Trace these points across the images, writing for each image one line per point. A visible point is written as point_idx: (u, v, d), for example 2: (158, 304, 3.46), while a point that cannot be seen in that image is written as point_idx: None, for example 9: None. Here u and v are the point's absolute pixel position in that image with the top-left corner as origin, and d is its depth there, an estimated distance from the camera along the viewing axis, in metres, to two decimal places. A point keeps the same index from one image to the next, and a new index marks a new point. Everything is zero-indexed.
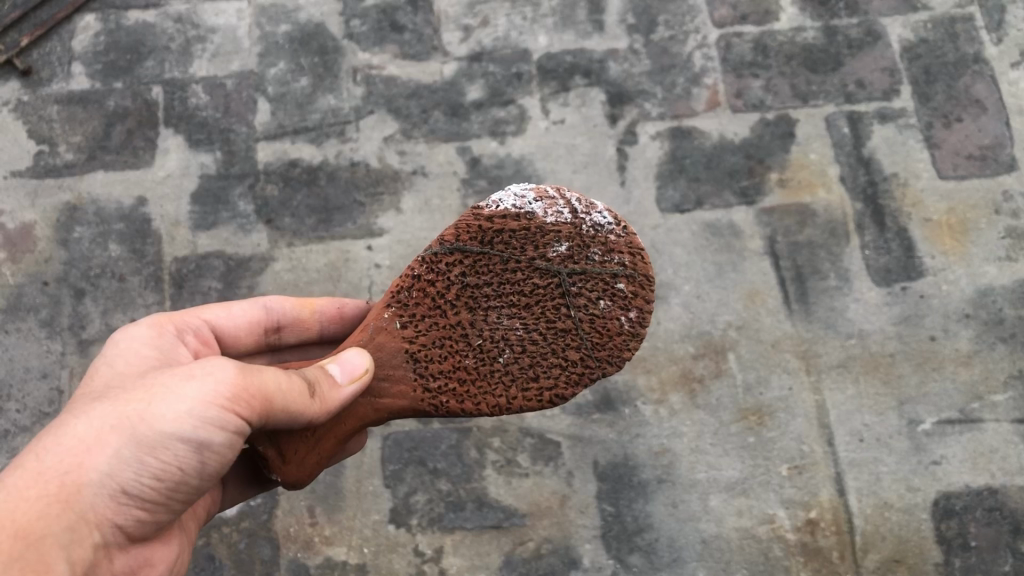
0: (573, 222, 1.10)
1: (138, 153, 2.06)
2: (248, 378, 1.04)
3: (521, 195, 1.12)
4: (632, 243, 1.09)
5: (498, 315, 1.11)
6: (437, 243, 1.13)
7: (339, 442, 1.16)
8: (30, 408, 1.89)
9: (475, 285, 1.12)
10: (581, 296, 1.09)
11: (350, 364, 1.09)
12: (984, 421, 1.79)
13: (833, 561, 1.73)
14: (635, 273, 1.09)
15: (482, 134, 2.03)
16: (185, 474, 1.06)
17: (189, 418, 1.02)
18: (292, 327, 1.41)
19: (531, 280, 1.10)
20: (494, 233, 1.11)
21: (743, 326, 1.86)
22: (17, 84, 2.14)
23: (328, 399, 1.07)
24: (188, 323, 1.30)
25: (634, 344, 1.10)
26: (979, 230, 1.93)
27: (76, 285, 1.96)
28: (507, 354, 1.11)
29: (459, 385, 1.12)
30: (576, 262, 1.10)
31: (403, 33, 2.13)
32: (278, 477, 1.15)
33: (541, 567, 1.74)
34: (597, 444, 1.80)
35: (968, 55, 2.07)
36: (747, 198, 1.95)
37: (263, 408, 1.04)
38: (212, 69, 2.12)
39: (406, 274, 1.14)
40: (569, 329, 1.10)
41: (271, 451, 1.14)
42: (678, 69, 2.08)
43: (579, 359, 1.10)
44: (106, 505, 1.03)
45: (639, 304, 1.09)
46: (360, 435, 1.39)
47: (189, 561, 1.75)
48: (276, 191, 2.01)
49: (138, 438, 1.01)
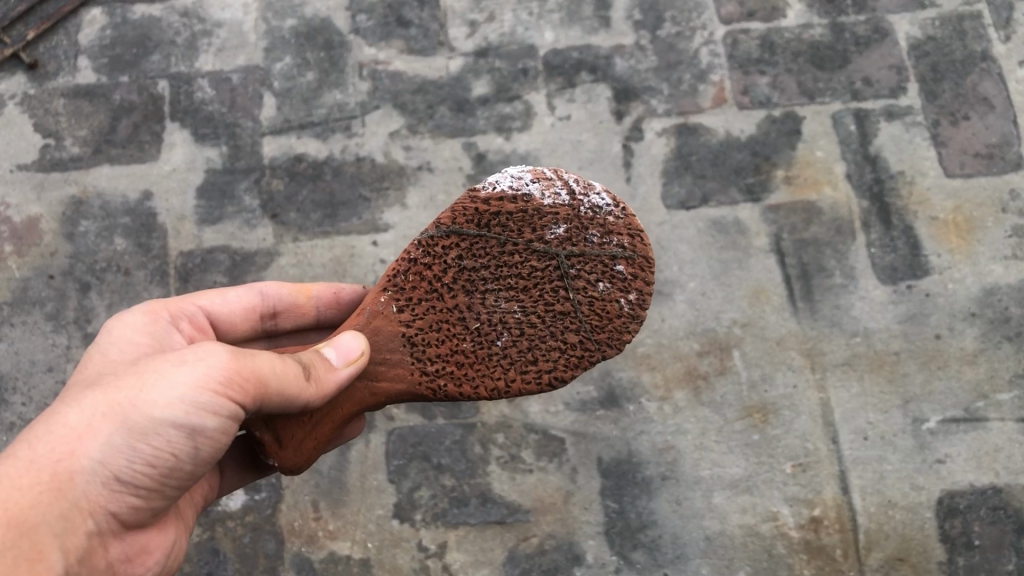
0: (571, 204, 1.10)
1: (144, 147, 2.06)
2: (241, 362, 1.05)
3: (518, 177, 1.11)
4: (631, 225, 1.09)
5: (496, 299, 1.11)
6: (434, 226, 1.13)
7: (335, 427, 1.16)
8: (35, 400, 1.90)
9: (472, 268, 1.12)
10: (580, 278, 1.09)
11: (345, 347, 1.10)
12: (989, 420, 1.79)
13: (837, 559, 1.73)
14: (633, 254, 1.09)
15: (488, 129, 2.03)
16: (178, 460, 1.06)
17: (182, 404, 1.02)
18: (288, 313, 1.41)
19: (529, 262, 1.10)
20: (491, 215, 1.11)
21: (749, 323, 1.86)
22: (23, 78, 2.15)
23: (324, 380, 1.08)
24: (183, 309, 1.30)
25: (634, 327, 1.10)
26: (986, 229, 1.92)
27: (82, 278, 1.96)
28: (505, 337, 1.11)
29: (457, 369, 1.12)
30: (574, 244, 1.09)
31: (409, 28, 2.13)
32: (276, 463, 1.15)
33: (544, 563, 1.75)
34: (601, 441, 1.80)
35: (977, 52, 2.06)
36: (753, 195, 1.95)
37: (257, 391, 1.05)
38: (218, 63, 2.12)
39: (403, 258, 1.14)
40: (568, 312, 1.10)
41: (268, 436, 1.14)
42: (684, 65, 2.07)
43: (578, 341, 1.10)
44: (99, 492, 1.03)
45: (638, 286, 1.09)
46: (360, 419, 1.38)
47: (194, 554, 1.76)
48: (282, 185, 2.01)
49: (130, 425, 1.02)
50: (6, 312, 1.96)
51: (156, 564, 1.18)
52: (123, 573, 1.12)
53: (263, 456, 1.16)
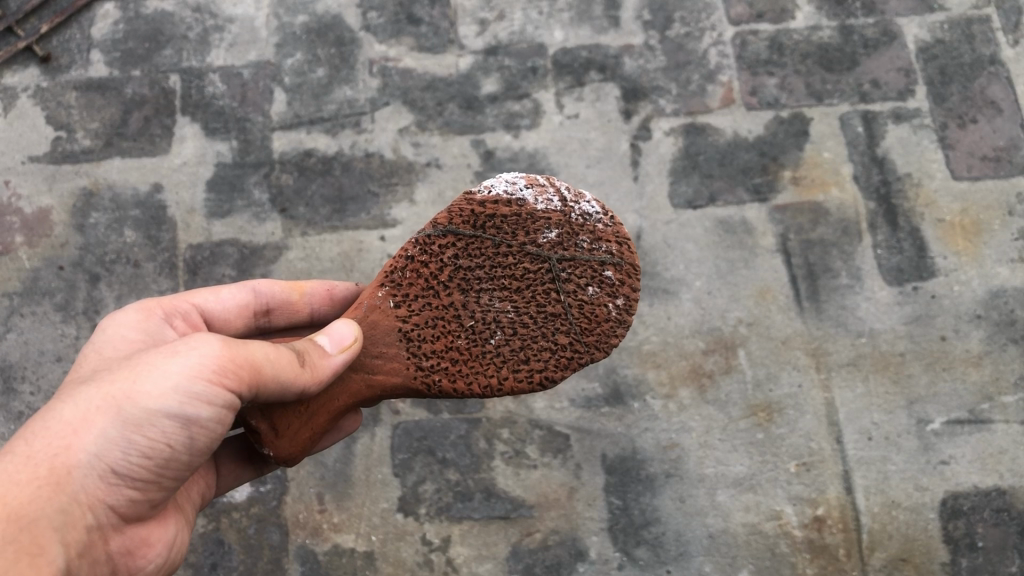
0: (562, 210, 1.13)
1: (155, 140, 2.07)
2: (234, 350, 1.06)
3: (512, 182, 1.15)
4: (619, 233, 1.12)
5: (490, 298, 1.12)
6: (430, 225, 1.14)
7: (331, 418, 1.15)
8: (44, 390, 1.91)
9: (467, 267, 1.13)
10: (571, 281, 1.11)
11: (339, 335, 1.10)
12: (994, 421, 1.80)
13: (840, 559, 1.73)
14: (622, 261, 1.12)
15: (497, 127, 2.04)
16: (173, 451, 1.06)
17: (176, 394, 1.03)
18: (282, 310, 1.40)
19: (522, 264, 1.12)
20: (486, 217, 1.13)
21: (754, 322, 1.86)
22: (36, 71, 2.16)
23: (318, 367, 1.08)
24: (176, 306, 1.30)
25: (621, 331, 1.12)
26: (992, 231, 1.93)
27: (92, 270, 1.98)
28: (498, 335, 1.11)
29: (452, 365, 1.12)
30: (565, 249, 1.12)
31: (420, 25, 2.14)
32: (270, 452, 1.13)
33: (548, 558, 1.75)
34: (606, 437, 1.80)
35: (985, 56, 2.07)
36: (760, 195, 1.96)
37: (251, 379, 1.05)
38: (230, 58, 2.13)
39: (400, 255, 1.15)
40: (558, 314, 1.11)
41: (264, 425, 1.13)
42: (693, 66, 2.08)
43: (569, 343, 1.11)
44: (97, 485, 1.04)
45: (626, 291, 1.11)
46: (356, 415, 1.39)
47: (198, 545, 1.77)
48: (291, 180, 2.02)
49: (124, 417, 1.02)
50: (16, 303, 1.97)
51: (157, 557, 1.18)
52: (123, 567, 1.12)
53: (257, 447, 1.15)
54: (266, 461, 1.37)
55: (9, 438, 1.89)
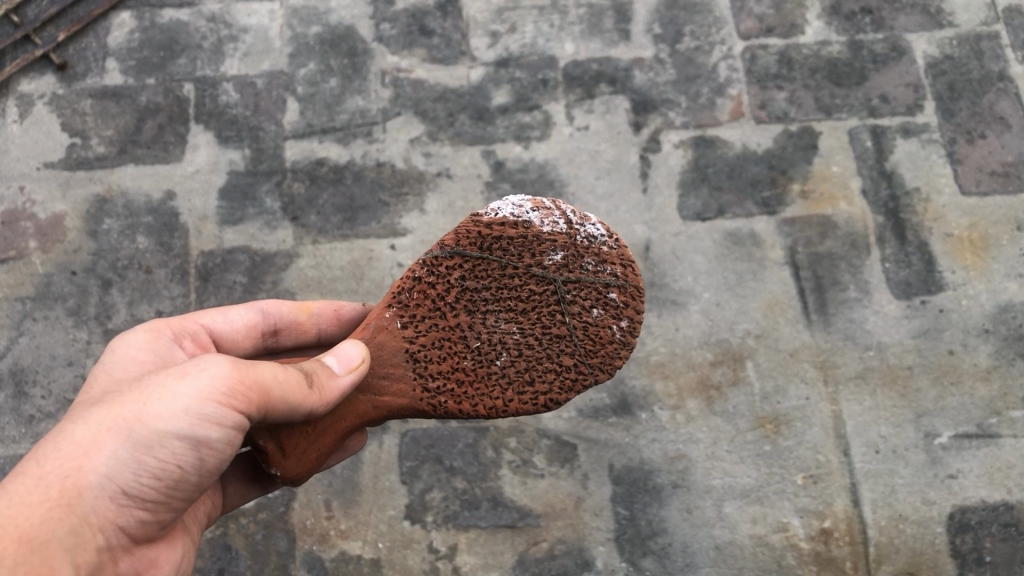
0: (568, 232, 1.14)
1: (168, 148, 2.10)
2: (243, 372, 1.06)
3: (519, 205, 1.16)
4: (623, 255, 1.14)
5: (496, 319, 1.13)
6: (438, 247, 1.15)
7: (338, 438, 1.16)
8: (55, 394, 1.92)
9: (474, 288, 1.14)
10: (576, 303, 1.12)
11: (346, 355, 1.11)
12: (1002, 436, 1.80)
13: (846, 571, 1.73)
14: (626, 283, 1.13)
15: (507, 138, 2.06)
16: (183, 472, 1.07)
17: (185, 415, 1.04)
18: (289, 330, 1.42)
19: (528, 286, 1.13)
20: (493, 239, 1.14)
21: (763, 334, 1.87)
22: (53, 78, 2.19)
23: (326, 388, 1.09)
24: (185, 327, 1.31)
25: (625, 352, 1.13)
26: (1000, 246, 1.94)
27: (103, 275, 2.00)
28: (504, 357, 1.13)
29: (458, 386, 1.13)
30: (571, 271, 1.13)
31: (432, 37, 2.16)
32: (278, 472, 1.15)
33: (554, 567, 1.75)
34: (613, 447, 1.81)
35: (993, 72, 2.09)
36: (768, 208, 1.97)
37: (260, 400, 1.06)
38: (245, 68, 2.16)
39: (407, 276, 1.16)
40: (563, 335, 1.12)
41: (271, 445, 1.15)
42: (703, 79, 2.10)
43: (573, 365, 1.12)
44: (107, 507, 1.04)
45: (630, 314, 1.13)
46: (361, 435, 1.39)
47: (205, 550, 1.78)
48: (303, 188, 2.04)
49: (135, 438, 1.03)
50: (29, 307, 1.99)
51: None
52: None
53: (264, 466, 1.16)
54: (272, 481, 1.38)
55: (18, 442, 1.90)
